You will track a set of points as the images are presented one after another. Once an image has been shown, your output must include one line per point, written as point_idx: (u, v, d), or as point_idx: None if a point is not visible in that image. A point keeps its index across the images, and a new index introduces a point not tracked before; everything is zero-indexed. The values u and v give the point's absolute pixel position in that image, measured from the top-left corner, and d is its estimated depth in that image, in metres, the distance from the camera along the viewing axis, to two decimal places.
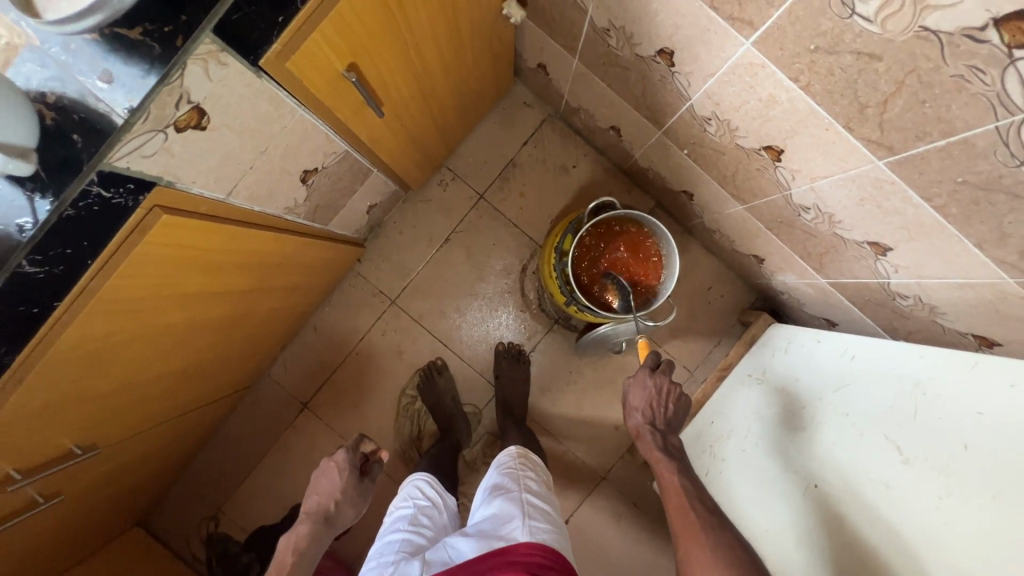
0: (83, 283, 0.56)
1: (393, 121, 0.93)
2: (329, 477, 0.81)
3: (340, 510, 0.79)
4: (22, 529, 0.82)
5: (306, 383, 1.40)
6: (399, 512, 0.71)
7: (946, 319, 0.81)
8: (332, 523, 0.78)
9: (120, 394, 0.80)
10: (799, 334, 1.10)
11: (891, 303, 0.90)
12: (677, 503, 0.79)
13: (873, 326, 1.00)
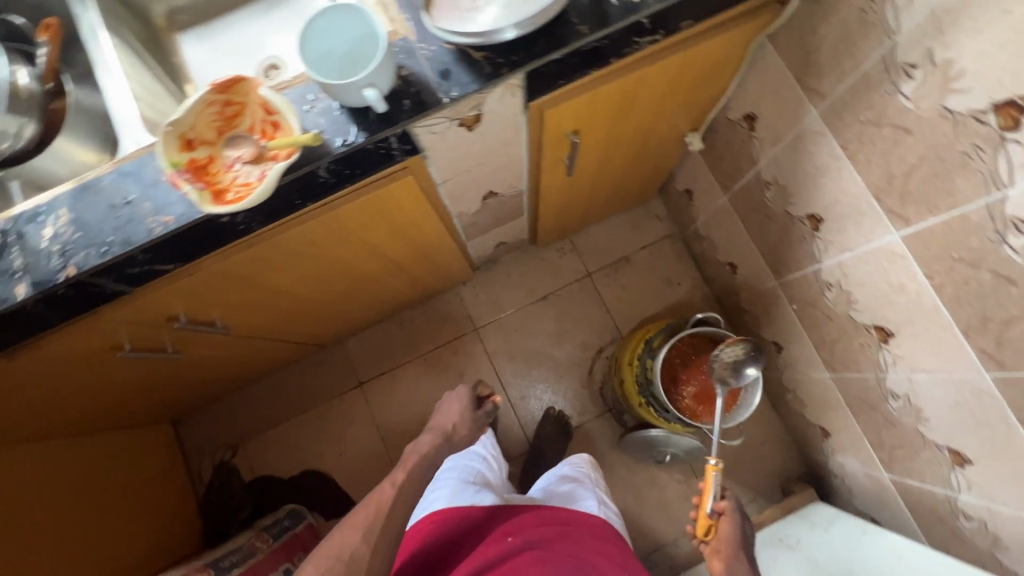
0: (336, 195, 0.72)
1: (566, 184, 1.10)
2: (457, 405, 0.96)
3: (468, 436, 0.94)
4: (139, 365, 0.94)
5: (370, 365, 1.50)
6: (474, 456, 1.04)
7: (1007, 555, 0.82)
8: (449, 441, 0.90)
9: (274, 295, 0.94)
10: (845, 518, 1.10)
11: (952, 520, 0.91)
12: None
13: (925, 539, 1.00)
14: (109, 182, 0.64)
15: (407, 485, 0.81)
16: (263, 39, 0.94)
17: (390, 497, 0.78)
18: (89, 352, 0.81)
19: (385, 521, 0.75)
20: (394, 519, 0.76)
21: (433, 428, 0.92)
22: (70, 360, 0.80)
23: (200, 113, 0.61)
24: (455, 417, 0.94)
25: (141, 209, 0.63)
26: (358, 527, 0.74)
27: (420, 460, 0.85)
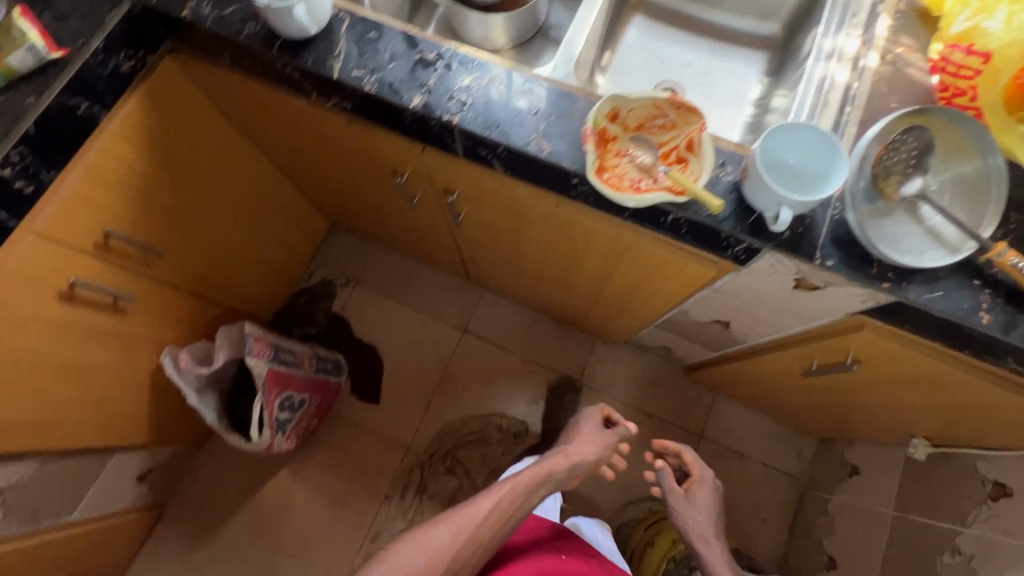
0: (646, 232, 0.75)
1: (779, 375, 1.06)
2: (585, 433, 1.05)
3: (590, 463, 1.01)
4: (387, 188, 1.04)
5: (483, 326, 1.55)
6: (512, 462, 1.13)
7: None
8: (568, 455, 0.99)
9: (509, 237, 1.00)
10: None
11: None
12: None
13: None
14: (535, 86, 0.71)
15: (512, 501, 0.89)
16: (686, 65, 0.99)
17: (487, 508, 0.87)
18: (381, 158, 0.91)
19: (475, 528, 0.85)
20: (484, 527, 0.85)
21: (565, 448, 1.01)
22: (368, 149, 0.91)
23: (644, 107, 0.66)
24: (587, 441, 1.03)
25: (536, 124, 0.70)
26: (449, 526, 0.84)
27: (535, 476, 0.94)
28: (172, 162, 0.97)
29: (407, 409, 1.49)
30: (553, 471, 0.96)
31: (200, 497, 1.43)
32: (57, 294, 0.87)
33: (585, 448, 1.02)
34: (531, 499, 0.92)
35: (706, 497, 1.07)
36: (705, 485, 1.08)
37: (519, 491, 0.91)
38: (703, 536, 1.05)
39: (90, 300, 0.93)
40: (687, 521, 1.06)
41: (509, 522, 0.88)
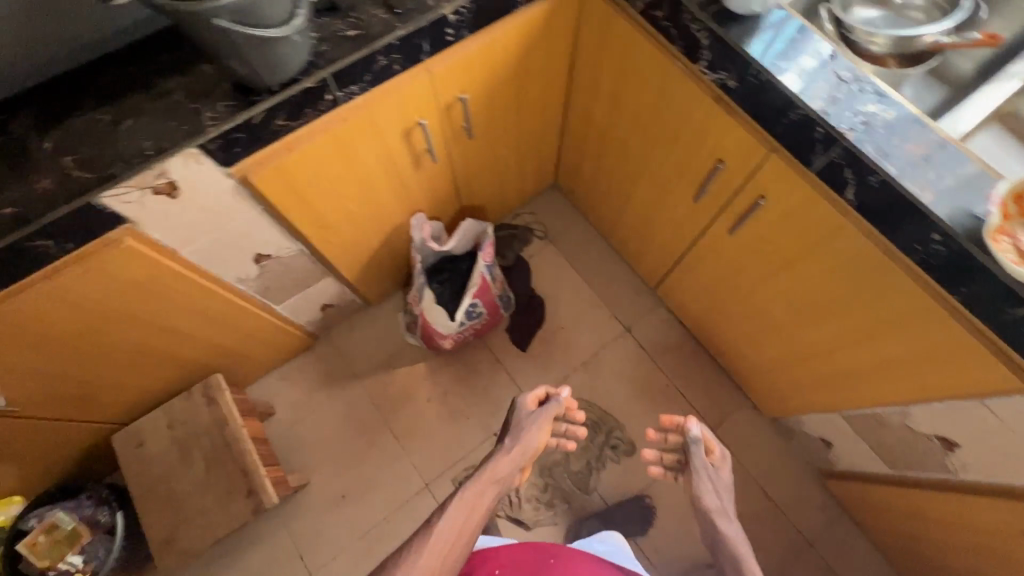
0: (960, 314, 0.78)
1: (968, 521, 1.00)
2: (530, 422, 1.00)
3: (530, 453, 0.97)
4: (677, 172, 1.11)
5: (645, 333, 1.58)
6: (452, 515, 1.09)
7: None
8: (503, 457, 0.96)
9: (774, 263, 1.03)
10: None
11: None
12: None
13: None
14: (937, 139, 0.74)
15: (461, 533, 0.85)
16: None
17: (432, 543, 0.82)
18: (709, 144, 0.97)
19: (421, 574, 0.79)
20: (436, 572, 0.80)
21: (507, 449, 0.97)
22: (700, 133, 0.97)
23: None
24: (520, 433, 0.99)
25: (925, 171, 0.73)
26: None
27: (472, 499, 0.89)
28: (523, 71, 1.09)
29: (545, 369, 1.54)
30: (501, 474, 0.94)
31: (345, 349, 1.57)
32: (403, 129, 1.00)
33: (527, 445, 0.97)
34: (476, 522, 0.88)
35: (722, 463, 0.99)
36: (721, 451, 1.00)
37: (472, 505, 0.89)
38: (717, 507, 0.95)
39: (412, 146, 1.06)
40: (709, 493, 0.95)
41: (460, 550, 0.84)
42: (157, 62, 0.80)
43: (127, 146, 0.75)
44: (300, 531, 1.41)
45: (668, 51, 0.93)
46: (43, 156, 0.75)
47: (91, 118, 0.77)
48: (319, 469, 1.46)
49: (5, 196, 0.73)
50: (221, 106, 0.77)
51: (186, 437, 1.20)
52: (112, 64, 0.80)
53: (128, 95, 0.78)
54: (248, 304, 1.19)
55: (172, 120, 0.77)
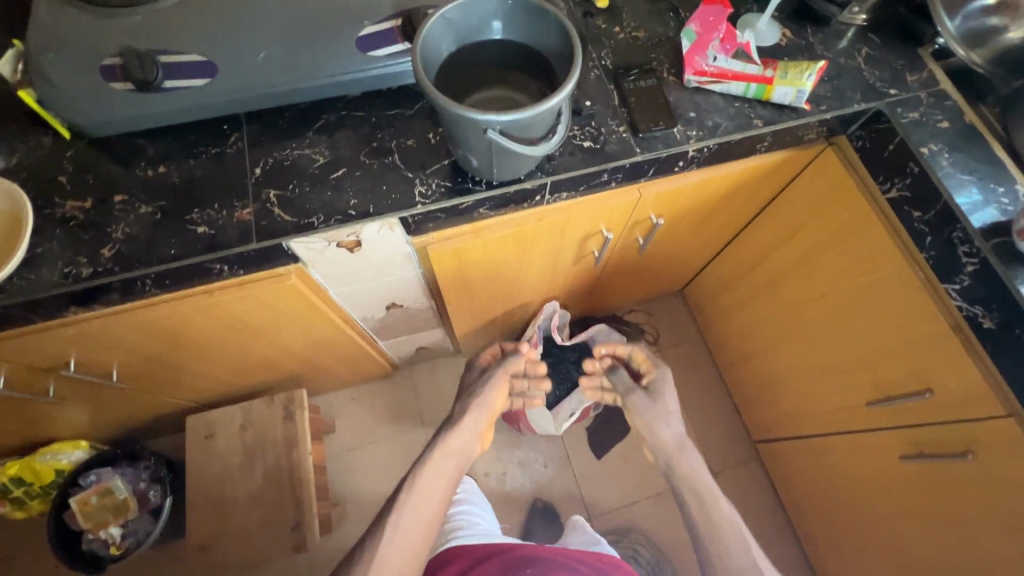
0: None
1: None
2: (487, 380, 1.03)
3: (491, 399, 1.01)
4: (856, 365, 0.98)
5: (733, 486, 1.42)
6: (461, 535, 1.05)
7: None
8: (456, 425, 0.97)
9: (944, 517, 0.88)
10: None
11: None
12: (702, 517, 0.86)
13: None
14: None
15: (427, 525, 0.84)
16: None
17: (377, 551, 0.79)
18: (919, 364, 0.84)
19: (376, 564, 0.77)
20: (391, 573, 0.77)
21: (474, 405, 1.01)
22: (912, 347, 0.85)
23: None
24: (481, 389, 1.02)
25: None
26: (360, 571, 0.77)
27: (439, 471, 0.90)
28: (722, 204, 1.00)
29: (614, 486, 1.42)
30: (467, 430, 0.97)
31: (420, 390, 1.51)
32: (585, 233, 0.93)
33: (477, 417, 0.99)
34: (429, 510, 0.85)
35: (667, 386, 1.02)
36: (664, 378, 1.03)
37: (449, 480, 0.90)
38: (676, 441, 0.96)
39: (582, 246, 0.99)
40: (658, 420, 0.97)
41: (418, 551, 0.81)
42: (385, 115, 0.77)
43: (333, 197, 0.71)
44: (320, 565, 1.34)
45: (909, 252, 0.82)
46: (250, 182, 0.72)
47: (305, 156, 0.74)
48: (359, 506, 1.40)
49: (204, 213, 0.70)
50: (435, 185, 0.73)
51: (255, 444, 1.17)
52: (340, 104, 0.77)
53: (349, 142, 0.75)
54: (359, 338, 1.14)
55: (383, 184, 0.72)
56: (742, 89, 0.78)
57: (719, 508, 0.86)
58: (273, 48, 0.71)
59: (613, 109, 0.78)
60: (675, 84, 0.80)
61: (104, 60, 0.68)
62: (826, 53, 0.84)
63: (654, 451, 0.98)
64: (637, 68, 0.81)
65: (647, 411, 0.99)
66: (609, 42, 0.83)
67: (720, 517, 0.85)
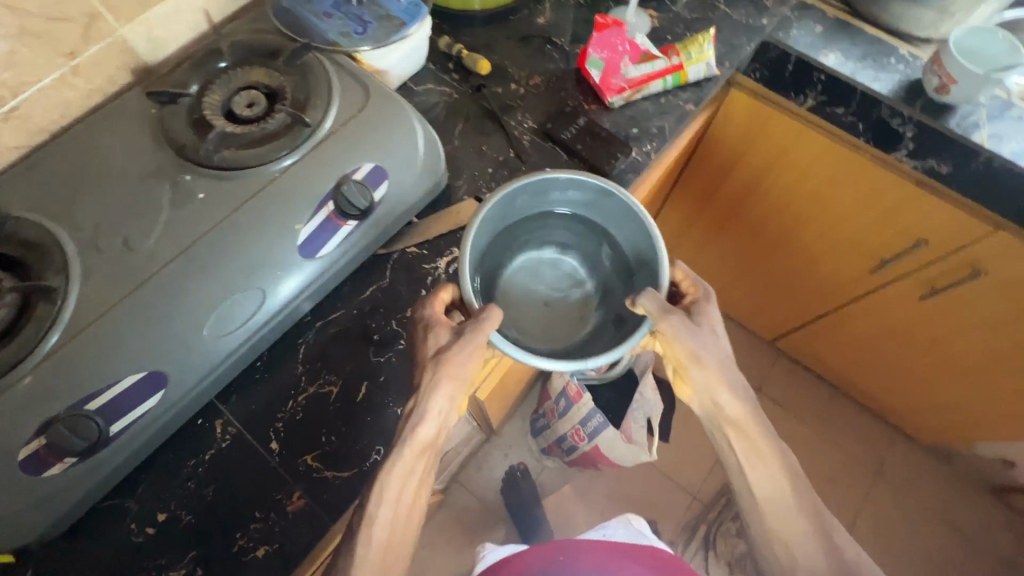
0: None
1: None
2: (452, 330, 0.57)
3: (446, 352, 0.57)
4: (842, 247, 1.06)
5: (779, 389, 1.53)
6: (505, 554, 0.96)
7: None
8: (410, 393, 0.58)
9: (975, 323, 1.01)
10: None
11: None
12: (749, 464, 0.63)
13: None
14: None
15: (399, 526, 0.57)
16: None
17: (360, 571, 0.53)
18: (903, 223, 0.94)
19: None
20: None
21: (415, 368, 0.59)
22: (888, 211, 0.94)
23: None
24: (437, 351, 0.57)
25: None
26: None
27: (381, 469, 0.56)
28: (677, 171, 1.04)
29: (692, 456, 1.45)
30: (445, 390, 0.57)
31: (479, 494, 1.41)
32: None
33: (460, 378, 0.58)
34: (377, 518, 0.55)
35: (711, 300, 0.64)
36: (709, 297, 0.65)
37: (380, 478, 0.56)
38: (749, 416, 0.63)
39: None
40: (707, 343, 0.61)
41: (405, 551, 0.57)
42: (365, 299, 0.67)
43: (376, 420, 0.61)
44: None
45: (846, 142, 0.90)
46: (276, 464, 0.59)
47: (314, 397, 0.62)
48: None
49: (251, 532, 0.57)
50: None
51: None
52: (310, 318, 0.66)
53: (346, 350, 0.64)
54: None
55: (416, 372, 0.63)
56: (659, 86, 0.78)
57: (825, 520, 0.63)
58: (214, 313, 0.57)
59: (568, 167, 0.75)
60: (601, 110, 0.79)
61: (18, 454, 0.50)
62: (692, 14, 0.89)
63: (704, 407, 0.65)
64: (559, 116, 0.78)
65: (694, 370, 0.62)
66: (517, 105, 0.80)
67: (777, 483, 0.62)
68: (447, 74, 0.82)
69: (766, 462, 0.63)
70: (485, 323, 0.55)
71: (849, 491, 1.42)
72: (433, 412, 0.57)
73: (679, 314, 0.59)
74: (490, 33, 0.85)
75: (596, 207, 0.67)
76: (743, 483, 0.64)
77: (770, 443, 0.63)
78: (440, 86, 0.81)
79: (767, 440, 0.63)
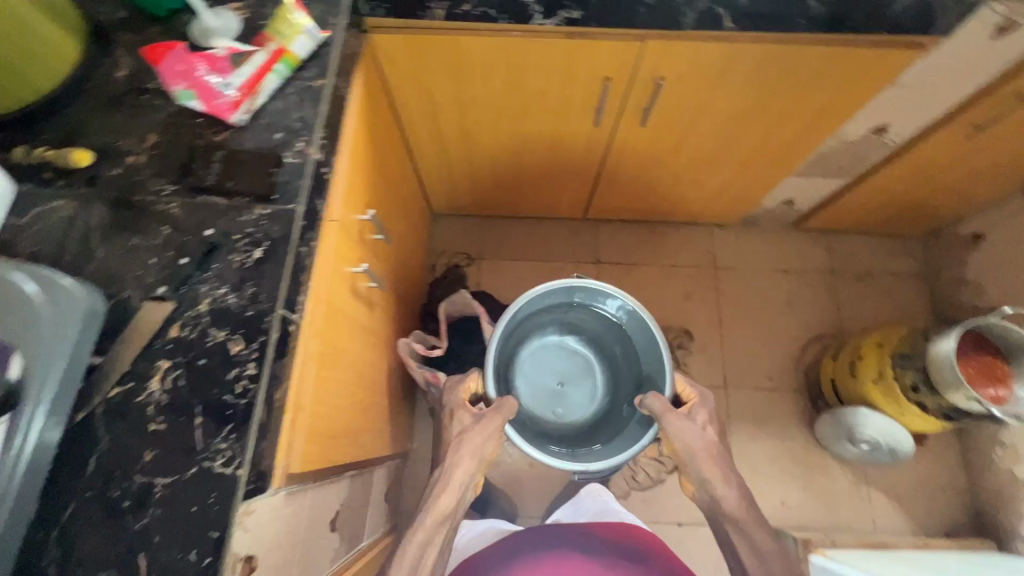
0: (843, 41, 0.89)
1: (915, 165, 1.23)
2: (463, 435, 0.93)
3: (465, 456, 0.91)
4: (562, 117, 1.12)
5: (614, 250, 1.64)
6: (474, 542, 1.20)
7: None
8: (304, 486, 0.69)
9: (690, 120, 1.11)
10: None
11: None
12: (742, 529, 0.86)
13: None
14: None
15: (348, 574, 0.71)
16: None
17: None
18: (583, 74, 0.99)
19: None
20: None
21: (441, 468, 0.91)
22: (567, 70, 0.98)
23: None
24: (458, 448, 0.92)
25: None
26: None
27: None
28: (377, 125, 1.00)
29: None
30: (456, 474, 0.91)
31: None
32: (349, 289, 0.87)
33: (466, 464, 0.91)
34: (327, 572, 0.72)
35: (704, 413, 0.94)
36: (705, 408, 0.95)
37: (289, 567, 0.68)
38: (737, 498, 0.87)
39: (360, 296, 0.92)
40: (699, 442, 0.89)
41: None
42: (92, 473, 0.58)
43: None
44: None
45: (493, 31, 0.91)
46: None
47: None
48: None
49: None
50: (223, 442, 0.59)
51: None
52: (43, 532, 0.56)
53: (100, 536, 0.56)
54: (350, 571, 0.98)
55: (189, 506, 0.57)
56: (274, 79, 0.72)
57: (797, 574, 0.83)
58: None
59: (232, 208, 0.68)
60: (236, 134, 0.71)
61: None
62: None
63: (698, 484, 0.90)
64: (197, 163, 0.70)
65: (696, 463, 0.88)
66: (146, 176, 0.69)
67: (752, 540, 0.85)
68: (52, 185, 0.69)
69: (748, 523, 0.85)
70: (504, 410, 0.94)
71: (705, 296, 1.60)
72: (453, 487, 0.90)
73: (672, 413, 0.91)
74: (76, 114, 0.72)
75: (624, 321, 1.12)
76: (733, 545, 0.86)
77: (743, 509, 0.86)
78: (49, 202, 0.68)
79: (736, 505, 0.86)
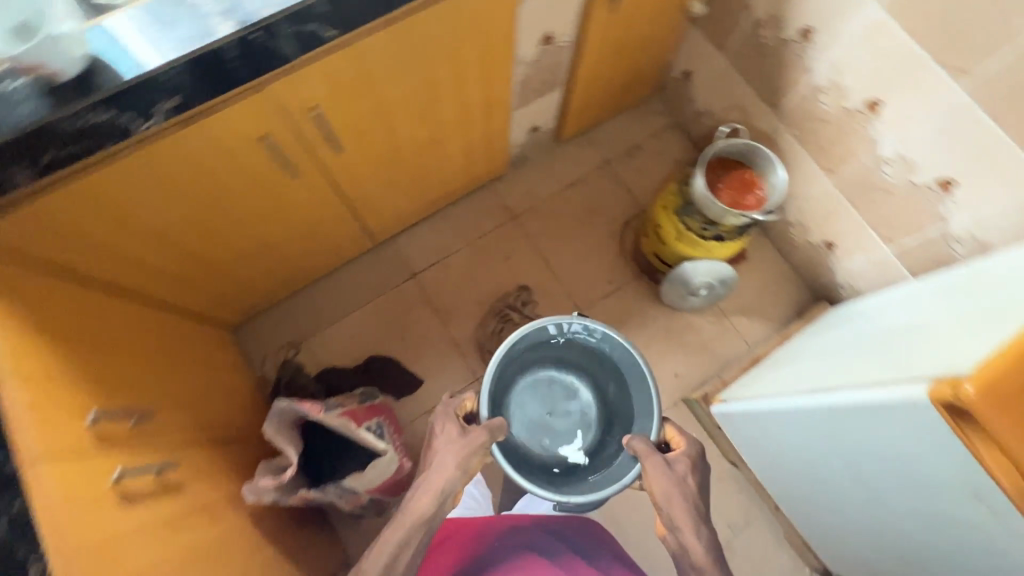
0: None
1: (597, 48, 1.31)
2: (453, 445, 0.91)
3: (451, 465, 0.88)
4: (260, 184, 1.04)
5: (422, 255, 1.61)
6: None
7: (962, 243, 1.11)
8: None
9: (380, 121, 1.09)
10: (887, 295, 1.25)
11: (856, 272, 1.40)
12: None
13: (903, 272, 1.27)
14: None
15: None
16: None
17: None
18: (237, 142, 0.92)
19: None
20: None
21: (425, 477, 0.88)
22: (220, 148, 0.91)
23: None
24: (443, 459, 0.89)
25: None
26: None
27: None
28: (67, 301, 0.88)
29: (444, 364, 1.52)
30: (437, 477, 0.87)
31: None
32: (120, 501, 0.76)
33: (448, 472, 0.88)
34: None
35: (696, 464, 0.89)
36: (698, 460, 0.91)
37: None
38: (709, 537, 0.80)
39: (145, 494, 0.81)
40: (682, 490, 0.84)
41: None
42: None
43: None
44: None
45: (105, 158, 0.80)
46: None
47: None
48: None
49: None
50: None
51: None
52: None
53: None
54: None
55: None
56: None
57: None
58: None
59: None
60: None
61: None
62: None
63: (666, 527, 0.83)
64: None
65: (671, 504, 0.83)
66: None
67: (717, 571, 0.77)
68: None
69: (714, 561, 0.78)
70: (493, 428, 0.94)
71: (521, 246, 1.63)
72: (434, 490, 0.86)
73: (655, 459, 0.88)
74: None
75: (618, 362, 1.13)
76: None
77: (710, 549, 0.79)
78: None
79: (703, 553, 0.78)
